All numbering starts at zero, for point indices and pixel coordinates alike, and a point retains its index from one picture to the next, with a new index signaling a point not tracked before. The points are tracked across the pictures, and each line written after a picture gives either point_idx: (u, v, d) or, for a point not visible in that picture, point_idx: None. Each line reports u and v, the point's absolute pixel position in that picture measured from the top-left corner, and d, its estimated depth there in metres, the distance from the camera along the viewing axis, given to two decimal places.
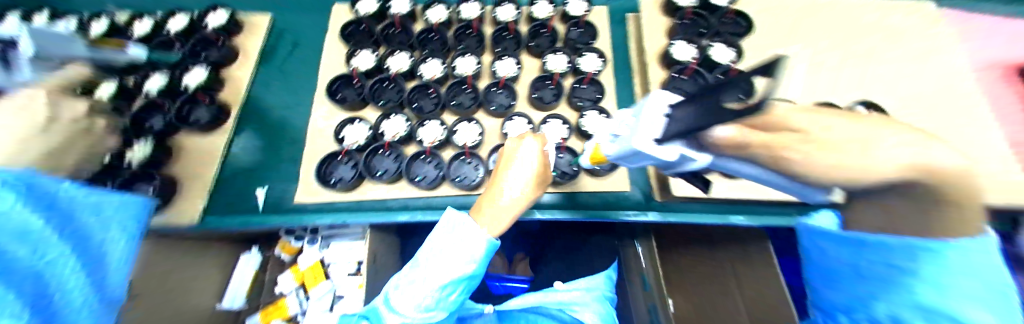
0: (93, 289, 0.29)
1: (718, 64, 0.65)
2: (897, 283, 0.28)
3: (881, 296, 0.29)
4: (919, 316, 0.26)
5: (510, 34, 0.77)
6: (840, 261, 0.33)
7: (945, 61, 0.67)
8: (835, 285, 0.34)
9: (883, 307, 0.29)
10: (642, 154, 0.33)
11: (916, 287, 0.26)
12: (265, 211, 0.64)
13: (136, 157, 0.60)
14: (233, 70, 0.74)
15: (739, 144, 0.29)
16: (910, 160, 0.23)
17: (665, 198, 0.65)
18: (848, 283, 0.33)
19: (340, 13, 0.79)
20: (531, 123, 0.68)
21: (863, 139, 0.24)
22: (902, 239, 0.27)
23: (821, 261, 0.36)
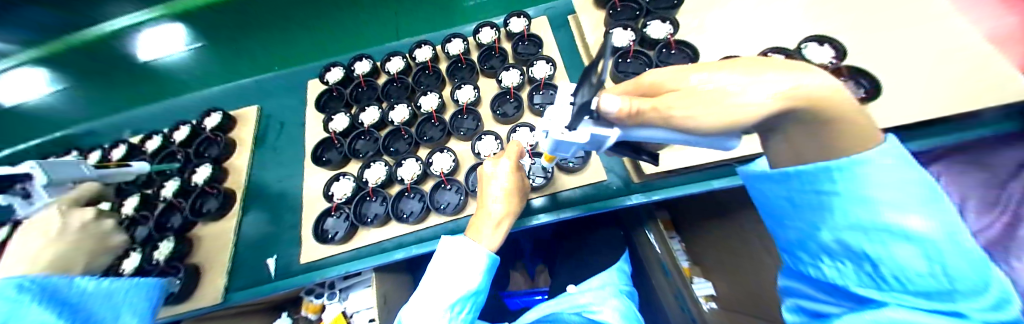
0: None
1: (658, 40, 0.70)
2: (829, 207, 0.28)
3: (821, 222, 0.30)
4: (858, 233, 0.26)
5: (464, 64, 0.84)
6: (777, 197, 0.33)
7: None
8: (786, 222, 0.34)
9: (828, 234, 0.29)
10: (564, 143, 0.37)
11: (844, 207, 0.27)
12: (278, 277, 0.68)
13: (161, 255, 0.68)
14: (232, 159, 0.83)
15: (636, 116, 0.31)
16: (777, 94, 0.24)
17: (642, 178, 0.65)
18: (794, 217, 0.33)
19: (315, 85, 0.89)
20: (498, 138, 0.72)
21: (742, 84, 0.26)
22: (815, 165, 0.27)
23: (764, 199, 0.36)
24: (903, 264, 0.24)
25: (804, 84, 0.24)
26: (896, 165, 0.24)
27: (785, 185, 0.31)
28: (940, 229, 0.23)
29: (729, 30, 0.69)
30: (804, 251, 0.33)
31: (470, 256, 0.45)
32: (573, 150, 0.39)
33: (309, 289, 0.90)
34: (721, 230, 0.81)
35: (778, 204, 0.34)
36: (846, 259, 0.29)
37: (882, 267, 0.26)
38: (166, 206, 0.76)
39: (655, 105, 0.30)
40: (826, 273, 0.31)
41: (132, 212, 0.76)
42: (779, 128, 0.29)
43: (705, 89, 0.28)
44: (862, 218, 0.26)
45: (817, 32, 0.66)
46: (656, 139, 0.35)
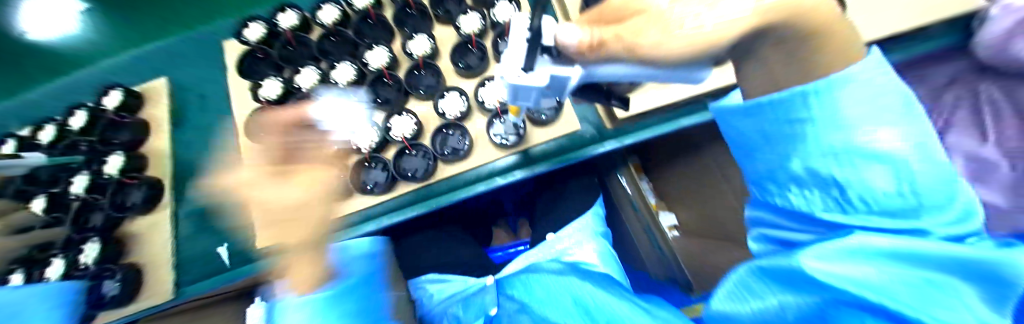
0: None
1: None
2: (803, 137, 0.25)
3: (790, 153, 0.27)
4: (831, 162, 0.24)
5: (414, 9, 0.71)
6: (750, 132, 0.30)
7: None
8: (755, 155, 0.31)
9: (796, 164, 0.27)
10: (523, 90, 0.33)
11: (819, 136, 0.24)
12: (238, 265, 0.64)
13: (90, 258, 0.61)
14: (152, 143, 0.71)
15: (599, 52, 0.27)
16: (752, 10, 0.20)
17: (615, 125, 0.63)
18: (761, 151, 0.30)
19: (233, 47, 0.73)
20: (463, 95, 0.65)
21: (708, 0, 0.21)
22: (787, 92, 0.24)
23: (734, 134, 0.33)
24: (872, 186, 0.23)
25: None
26: (872, 80, 0.22)
27: (756, 119, 0.28)
28: (913, 145, 0.22)
29: None
30: (772, 184, 0.31)
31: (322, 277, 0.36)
32: (535, 98, 0.36)
33: None
34: (689, 169, 0.84)
35: (750, 140, 0.31)
36: (816, 187, 0.27)
37: (851, 190, 0.25)
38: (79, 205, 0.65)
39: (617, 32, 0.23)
40: (792, 202, 0.30)
41: None
42: (752, 53, 0.24)
43: (671, 11, 0.22)
44: (836, 146, 0.23)
45: None
46: (624, 78, 0.32)
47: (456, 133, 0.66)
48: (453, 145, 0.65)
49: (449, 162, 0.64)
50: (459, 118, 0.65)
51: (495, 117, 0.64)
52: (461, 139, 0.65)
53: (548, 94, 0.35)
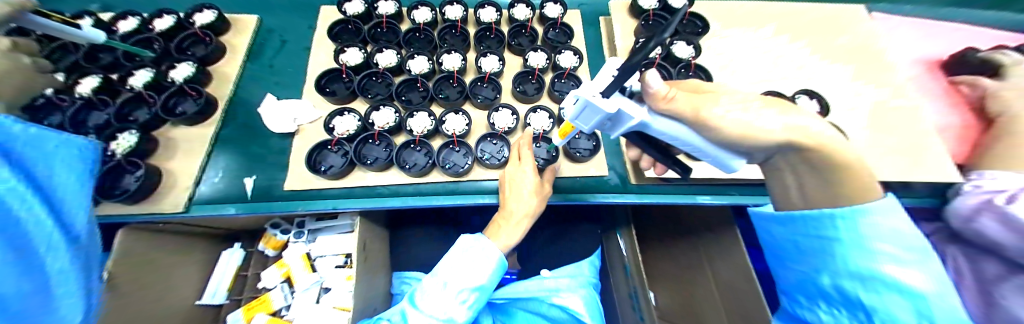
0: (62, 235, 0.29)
1: (681, 59, 0.75)
2: (833, 255, 0.36)
3: (824, 268, 0.38)
4: (857, 283, 0.34)
5: (493, 34, 0.83)
6: (785, 240, 0.43)
7: (866, 68, 0.78)
8: (791, 264, 0.44)
9: (829, 280, 0.37)
10: (591, 111, 0.35)
11: (848, 256, 0.35)
12: (253, 199, 0.64)
13: (120, 147, 0.60)
14: (221, 66, 0.76)
15: (669, 107, 0.33)
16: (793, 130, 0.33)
17: (639, 180, 0.69)
18: (798, 260, 0.42)
19: (329, 13, 0.82)
20: (515, 114, 0.72)
21: (763, 118, 0.33)
22: (820, 211, 0.37)
23: (774, 242, 0.46)
24: (893, 314, 0.31)
25: (803, 128, 0.33)
26: (891, 221, 0.34)
27: (790, 225, 0.41)
28: (932, 287, 0.31)
29: (743, 66, 0.76)
30: (804, 295, 0.42)
31: (484, 255, 0.58)
32: (592, 125, 0.39)
33: (274, 223, 0.84)
34: (687, 245, 0.88)
35: (784, 246, 0.44)
36: (841, 304, 0.37)
37: (877, 317, 0.33)
38: (132, 96, 0.68)
39: (683, 94, 0.33)
40: (821, 316, 0.39)
41: (88, 94, 0.67)
42: (783, 153, 0.37)
43: (740, 107, 0.34)
44: (858, 266, 0.34)
45: (812, 87, 0.75)
46: (667, 139, 0.39)
47: (499, 143, 0.70)
48: (493, 154, 0.69)
49: (484, 167, 0.67)
50: (506, 131, 0.70)
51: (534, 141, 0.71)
52: (501, 150, 0.69)
53: (604, 126, 0.39)
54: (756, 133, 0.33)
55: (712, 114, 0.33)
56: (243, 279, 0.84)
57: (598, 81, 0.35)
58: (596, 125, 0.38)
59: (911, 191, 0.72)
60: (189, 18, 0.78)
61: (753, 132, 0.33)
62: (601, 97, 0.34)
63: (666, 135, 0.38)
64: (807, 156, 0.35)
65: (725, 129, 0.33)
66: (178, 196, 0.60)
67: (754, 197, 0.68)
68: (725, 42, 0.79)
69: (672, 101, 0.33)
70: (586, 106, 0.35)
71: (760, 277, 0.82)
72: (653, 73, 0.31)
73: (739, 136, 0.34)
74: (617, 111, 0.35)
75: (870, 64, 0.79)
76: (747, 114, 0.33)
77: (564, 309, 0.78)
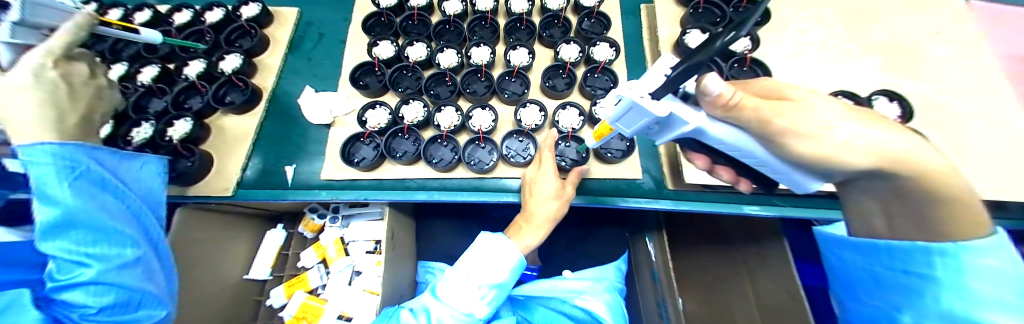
0: (146, 223, 0.45)
1: (735, 53, 0.68)
2: (921, 292, 0.31)
3: (906, 306, 0.32)
4: None
5: (524, 25, 0.80)
6: (862, 270, 0.38)
7: (918, 61, 0.66)
8: (861, 297, 0.38)
9: (908, 318, 0.32)
10: (636, 113, 0.32)
11: (942, 296, 0.29)
12: (292, 186, 0.68)
13: (180, 134, 0.66)
14: (265, 57, 0.80)
15: (728, 113, 0.30)
16: (874, 151, 0.28)
17: (675, 185, 0.64)
18: (873, 294, 0.37)
19: (363, 5, 0.83)
20: (543, 110, 0.69)
21: (847, 135, 0.29)
22: (913, 243, 0.32)
23: (845, 272, 0.41)
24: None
25: (891, 144, 0.28)
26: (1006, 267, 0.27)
27: (873, 256, 0.37)
28: None
29: (802, 61, 0.67)
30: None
31: (503, 253, 0.57)
32: (636, 128, 0.36)
33: (312, 207, 0.90)
34: (726, 255, 0.82)
35: (859, 277, 0.39)
36: None
37: None
38: (187, 85, 0.74)
39: (755, 101, 0.29)
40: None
41: (149, 83, 0.74)
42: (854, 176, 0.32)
43: (822, 119, 0.29)
44: (953, 307, 0.28)
45: (891, 87, 0.64)
46: (726, 148, 0.35)
47: (526, 141, 0.68)
48: (519, 152, 0.67)
49: (510, 166, 0.66)
50: (533, 129, 0.68)
51: (562, 140, 0.68)
52: (528, 148, 0.67)
53: (650, 130, 0.36)
54: (839, 153, 0.29)
55: (788, 127, 0.28)
56: (285, 257, 0.91)
57: (646, 82, 0.33)
58: (640, 129, 0.35)
59: (1010, 213, 0.60)
60: (237, 11, 0.82)
61: (830, 153, 0.29)
62: (651, 99, 0.31)
63: (719, 143, 0.34)
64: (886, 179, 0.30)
65: (798, 149, 0.29)
66: (228, 181, 0.66)
67: (805, 210, 0.61)
68: (784, 32, 0.70)
69: (740, 110, 0.29)
70: (631, 107, 0.32)
71: (811, 294, 0.75)
72: (716, 75, 0.27)
73: (806, 155, 0.30)
74: (668, 115, 0.31)
75: (910, 58, 0.66)
76: (833, 128, 0.29)
77: (586, 312, 0.75)
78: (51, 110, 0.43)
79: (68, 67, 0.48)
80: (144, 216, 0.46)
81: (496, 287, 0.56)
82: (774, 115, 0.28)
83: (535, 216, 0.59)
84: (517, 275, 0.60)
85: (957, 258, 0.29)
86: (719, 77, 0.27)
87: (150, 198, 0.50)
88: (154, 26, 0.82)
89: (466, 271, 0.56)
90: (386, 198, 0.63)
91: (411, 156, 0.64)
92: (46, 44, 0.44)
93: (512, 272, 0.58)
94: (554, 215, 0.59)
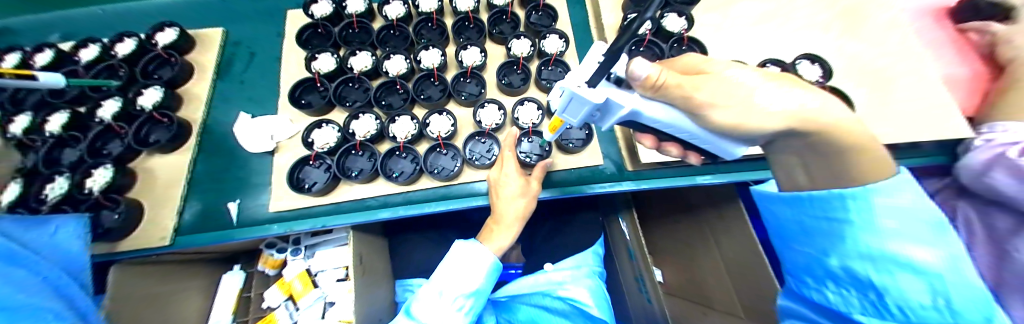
0: (63, 293, 0.39)
1: (673, 34, 0.71)
2: (842, 236, 0.34)
3: (831, 250, 0.35)
4: (867, 263, 0.31)
5: (472, 23, 0.78)
6: (791, 221, 0.41)
7: (853, 28, 0.73)
8: (793, 244, 0.41)
9: (835, 260, 0.35)
10: (578, 102, 0.32)
11: (857, 236, 0.32)
12: (240, 224, 0.62)
13: (96, 184, 0.58)
14: (190, 86, 0.72)
15: (659, 93, 0.31)
16: (787, 115, 0.30)
17: (636, 167, 0.66)
18: (803, 242, 0.39)
19: (296, 18, 0.77)
20: (502, 108, 0.68)
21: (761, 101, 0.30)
22: (830, 192, 0.34)
23: (777, 222, 0.44)
24: (906, 295, 0.29)
25: (803, 106, 0.30)
26: (914, 200, 0.31)
27: (798, 207, 0.39)
28: (949, 261, 0.28)
29: (736, 36, 0.71)
30: (810, 276, 0.38)
31: (477, 260, 0.56)
32: (581, 117, 0.36)
33: (270, 242, 0.83)
34: (692, 225, 0.87)
35: (789, 227, 0.41)
36: (851, 286, 0.34)
37: (888, 297, 0.30)
38: (102, 129, 0.65)
39: (678, 80, 0.29)
40: (828, 298, 0.36)
41: (55, 132, 0.64)
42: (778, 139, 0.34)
43: (737, 89, 0.30)
44: (870, 245, 0.31)
45: (811, 51, 0.71)
46: (662, 127, 0.36)
47: (488, 142, 0.67)
48: (483, 154, 0.66)
49: (475, 168, 0.64)
50: (493, 128, 0.67)
51: (524, 136, 0.68)
52: (491, 148, 0.66)
53: (594, 117, 0.36)
54: (757, 116, 0.30)
55: (707, 100, 0.30)
56: (246, 300, 0.82)
57: (584, 71, 0.33)
58: (585, 118, 0.36)
59: (918, 151, 0.68)
60: (150, 39, 0.73)
61: (745, 120, 0.30)
62: (588, 88, 0.31)
63: (658, 123, 0.35)
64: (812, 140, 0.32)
65: (717, 120, 0.31)
66: (162, 229, 0.59)
67: (754, 172, 0.65)
68: (718, 10, 0.74)
69: (665, 90, 0.29)
70: (572, 97, 0.32)
71: (766, 248, 0.81)
72: (643, 62, 0.28)
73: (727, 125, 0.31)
74: (606, 100, 0.32)
75: (853, 22, 0.73)
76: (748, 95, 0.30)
77: (569, 301, 0.77)
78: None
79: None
80: (60, 284, 0.39)
81: (474, 294, 0.55)
82: (693, 90, 0.29)
83: (505, 216, 0.58)
84: (495, 277, 0.59)
85: (866, 203, 0.32)
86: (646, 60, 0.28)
87: (69, 263, 0.43)
88: (57, 66, 0.71)
89: (442, 285, 0.54)
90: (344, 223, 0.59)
91: (366, 174, 0.61)
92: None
93: (488, 277, 0.57)
94: (523, 212, 0.59)
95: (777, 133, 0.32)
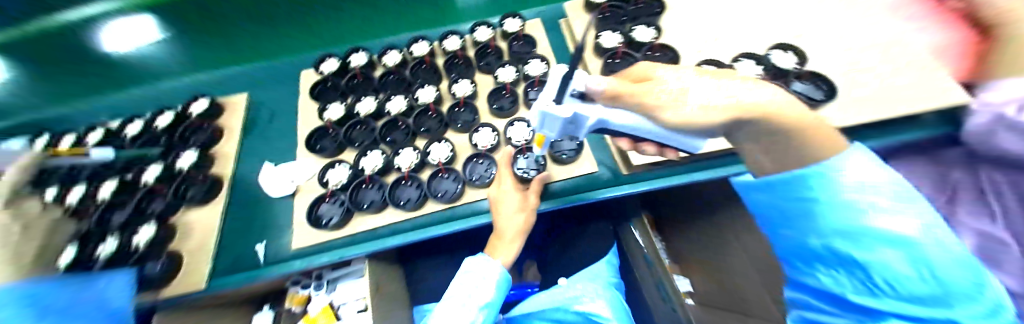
0: None
1: (645, 43, 0.76)
2: (813, 216, 0.31)
3: (812, 231, 0.32)
4: (849, 244, 0.29)
5: (461, 59, 0.86)
6: (766, 207, 0.37)
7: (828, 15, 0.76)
8: (779, 229, 0.37)
9: (817, 240, 0.32)
10: (551, 119, 0.37)
11: (831, 215, 0.30)
12: (266, 264, 0.67)
13: (140, 242, 0.65)
14: (220, 146, 0.82)
15: (616, 99, 0.35)
16: (728, 109, 0.31)
17: (630, 170, 0.69)
18: (782, 226, 0.36)
19: (308, 75, 0.88)
20: (495, 130, 0.74)
21: (698, 99, 0.32)
22: (792, 174, 0.32)
23: (757, 210, 0.39)
24: (892, 270, 0.27)
25: (747, 99, 0.31)
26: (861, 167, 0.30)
27: (773, 193, 0.35)
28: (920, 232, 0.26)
29: (704, 36, 0.76)
30: (800, 260, 0.36)
31: (486, 273, 0.59)
32: (558, 130, 0.40)
33: (295, 280, 0.88)
34: (708, 224, 0.85)
35: (769, 215, 0.37)
36: (839, 265, 0.31)
37: (874, 273, 0.28)
38: (147, 191, 0.74)
39: (631, 89, 0.35)
40: (822, 281, 0.33)
41: (108, 198, 0.73)
42: (742, 135, 0.34)
43: (674, 90, 0.34)
44: (851, 225, 0.29)
45: (783, 40, 0.74)
46: (629, 131, 0.40)
47: (486, 162, 0.72)
48: (482, 174, 0.71)
49: (475, 187, 0.68)
50: (489, 149, 0.72)
51: (519, 153, 0.72)
52: (488, 168, 0.71)
53: (568, 129, 0.40)
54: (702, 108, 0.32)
55: (656, 103, 0.34)
56: None
57: (546, 91, 0.37)
58: (561, 130, 0.40)
59: (917, 123, 0.66)
60: (186, 109, 0.84)
61: (691, 117, 0.32)
62: (555, 105, 0.36)
63: (620, 129, 0.40)
64: (758, 131, 0.32)
65: (668, 119, 0.34)
66: (198, 275, 0.64)
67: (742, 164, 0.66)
68: (685, 14, 0.80)
69: (620, 98, 0.35)
70: (543, 116, 0.37)
71: None
72: (597, 86, 0.35)
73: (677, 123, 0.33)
74: (573, 114, 0.36)
75: (823, 11, 0.77)
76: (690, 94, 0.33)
77: (586, 315, 0.76)
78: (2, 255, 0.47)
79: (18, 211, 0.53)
80: None
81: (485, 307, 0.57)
82: (643, 97, 0.34)
83: (507, 231, 0.61)
84: (505, 291, 0.61)
85: None
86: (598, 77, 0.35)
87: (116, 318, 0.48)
88: (107, 142, 0.82)
89: (452, 302, 0.57)
90: (359, 253, 0.64)
91: (415, 202, 0.66)
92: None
93: (498, 290, 0.60)
94: (522, 227, 0.62)
95: (728, 125, 0.33)
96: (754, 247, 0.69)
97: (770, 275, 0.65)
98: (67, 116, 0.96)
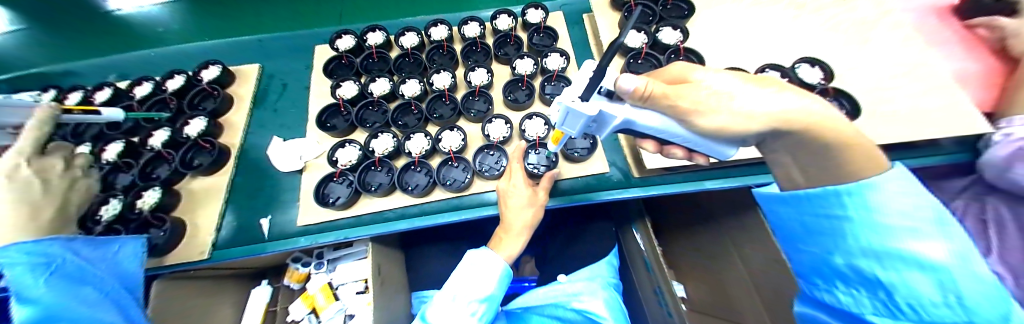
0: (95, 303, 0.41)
1: (670, 45, 0.75)
2: (842, 232, 0.31)
3: (838, 248, 0.32)
4: (874, 262, 0.29)
5: (479, 47, 0.85)
6: (792, 221, 0.37)
7: (859, 32, 0.74)
8: (801, 244, 0.37)
9: (841, 258, 0.32)
10: (576, 115, 0.36)
11: (862, 233, 0.30)
12: (270, 238, 0.67)
13: (146, 205, 0.65)
14: (229, 115, 0.81)
15: (649, 100, 0.33)
16: (767, 118, 0.31)
17: (642, 173, 0.68)
18: (807, 242, 0.36)
19: (323, 51, 0.87)
20: (509, 123, 0.73)
21: (734, 106, 0.32)
22: (825, 189, 0.32)
23: (782, 224, 0.39)
24: (915, 291, 0.26)
25: (789, 109, 0.31)
26: (906, 191, 0.29)
27: (798, 207, 0.35)
28: (958, 257, 0.25)
29: (732, 43, 0.74)
30: (819, 277, 0.35)
31: (489, 266, 0.59)
32: (579, 128, 0.39)
33: (296, 257, 0.88)
34: (710, 234, 0.85)
35: (794, 229, 0.38)
36: (860, 285, 0.30)
37: (898, 294, 0.27)
38: (153, 156, 0.73)
39: (666, 88, 0.32)
40: (840, 299, 0.32)
41: (115, 159, 0.73)
42: (777, 140, 0.34)
43: (711, 93, 0.33)
44: (879, 243, 0.28)
45: (811, 54, 0.73)
46: (655, 133, 0.39)
47: (497, 154, 0.71)
48: (492, 166, 0.70)
49: (483, 179, 0.68)
50: (501, 141, 0.71)
51: (532, 148, 0.71)
52: (499, 160, 0.70)
53: (591, 128, 0.40)
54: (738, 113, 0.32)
55: (693, 107, 0.33)
56: (272, 314, 0.83)
57: (574, 86, 0.37)
58: (583, 127, 0.39)
59: (934, 149, 0.65)
60: (196, 75, 0.83)
61: (727, 123, 0.32)
62: (581, 102, 0.35)
63: (644, 130, 0.40)
64: (793, 140, 0.33)
65: (702, 124, 0.34)
66: (203, 243, 0.64)
67: (756, 176, 0.65)
68: (714, 19, 0.78)
69: (653, 98, 0.32)
70: (568, 111, 0.36)
71: None
72: (630, 81, 0.31)
73: (713, 128, 0.33)
74: (599, 112, 0.36)
75: (854, 27, 0.75)
76: (726, 99, 0.32)
77: (585, 313, 0.77)
78: (24, 207, 0.48)
79: (40, 165, 0.53)
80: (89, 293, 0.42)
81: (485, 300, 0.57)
82: (677, 98, 0.32)
83: (516, 225, 0.61)
84: (506, 285, 0.61)
85: None
86: (633, 75, 0.32)
87: (125, 282, 0.48)
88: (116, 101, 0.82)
89: (453, 291, 0.57)
90: (363, 234, 0.63)
91: (424, 188, 0.65)
92: (16, 145, 0.51)
93: (499, 284, 0.60)
94: (529, 222, 0.62)
95: (761, 134, 0.33)
96: (756, 260, 0.69)
97: (771, 291, 0.65)
98: (66, 72, 0.93)
